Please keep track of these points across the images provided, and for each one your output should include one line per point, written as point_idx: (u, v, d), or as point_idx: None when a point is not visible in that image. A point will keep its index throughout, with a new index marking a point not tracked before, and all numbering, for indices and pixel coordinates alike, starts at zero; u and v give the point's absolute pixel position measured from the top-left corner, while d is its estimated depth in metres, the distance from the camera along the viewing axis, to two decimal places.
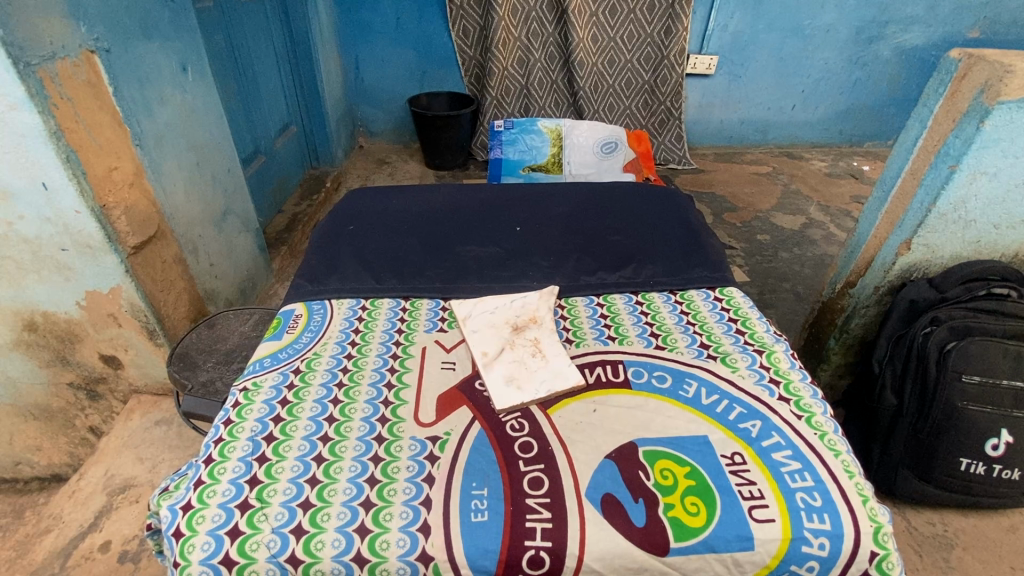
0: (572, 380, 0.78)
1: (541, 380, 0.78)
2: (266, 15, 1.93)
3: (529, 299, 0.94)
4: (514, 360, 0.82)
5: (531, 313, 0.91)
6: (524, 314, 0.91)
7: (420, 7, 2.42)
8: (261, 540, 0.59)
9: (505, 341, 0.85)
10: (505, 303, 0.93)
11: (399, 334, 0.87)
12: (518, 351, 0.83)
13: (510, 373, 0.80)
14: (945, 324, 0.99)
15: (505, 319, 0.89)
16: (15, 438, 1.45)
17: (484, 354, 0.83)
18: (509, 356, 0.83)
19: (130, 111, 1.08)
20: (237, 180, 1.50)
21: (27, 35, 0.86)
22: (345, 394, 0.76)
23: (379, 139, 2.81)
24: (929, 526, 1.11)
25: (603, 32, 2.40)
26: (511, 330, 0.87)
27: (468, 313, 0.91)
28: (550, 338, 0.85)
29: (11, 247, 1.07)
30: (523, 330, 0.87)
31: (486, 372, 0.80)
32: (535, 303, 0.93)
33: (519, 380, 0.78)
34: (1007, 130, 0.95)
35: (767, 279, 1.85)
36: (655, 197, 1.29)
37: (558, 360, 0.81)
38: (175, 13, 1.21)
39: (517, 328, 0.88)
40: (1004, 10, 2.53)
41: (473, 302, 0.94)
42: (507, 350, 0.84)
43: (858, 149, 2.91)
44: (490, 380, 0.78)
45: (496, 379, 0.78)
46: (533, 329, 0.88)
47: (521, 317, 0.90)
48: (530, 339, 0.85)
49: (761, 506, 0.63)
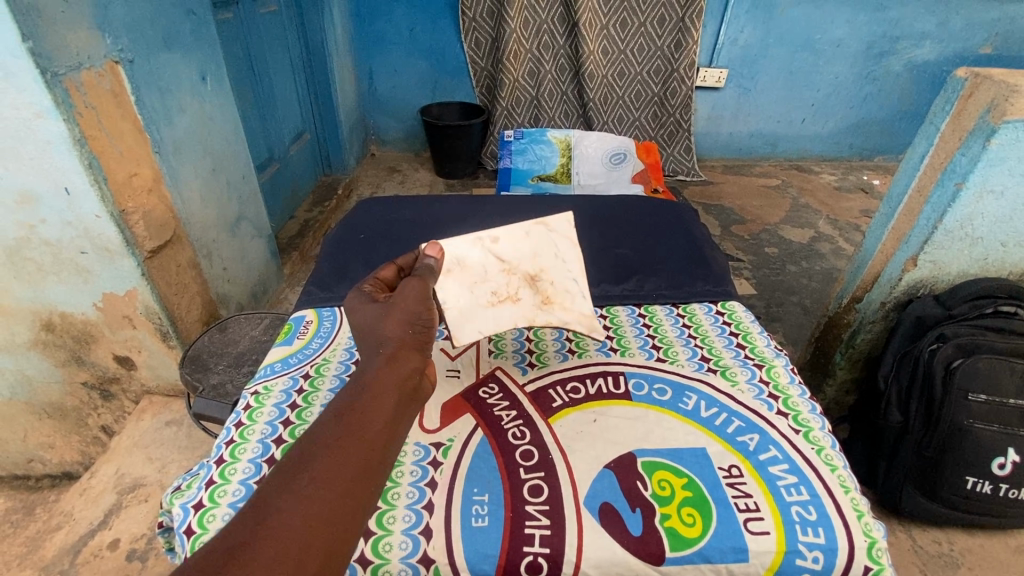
0: (442, 297, 0.77)
1: (446, 274, 0.79)
2: (282, 26, 1.98)
3: (576, 289, 0.87)
4: (478, 264, 0.82)
5: (556, 296, 0.84)
6: (563, 296, 0.85)
7: (433, 17, 2.46)
8: None
9: (513, 261, 0.84)
10: (567, 268, 0.88)
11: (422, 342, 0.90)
12: (497, 271, 0.83)
13: (465, 255, 0.81)
14: (952, 342, 0.98)
15: (544, 264, 0.86)
16: (29, 435, 1.49)
17: (499, 236, 0.84)
18: (491, 265, 0.82)
19: (151, 119, 1.12)
20: (252, 187, 1.54)
21: (54, 46, 0.89)
22: None
23: (390, 148, 2.85)
24: (935, 545, 1.10)
25: (614, 45, 2.43)
26: (523, 275, 0.84)
27: (551, 229, 0.89)
28: (502, 306, 0.81)
29: (33, 250, 1.10)
30: (534, 283, 0.84)
31: (465, 238, 0.83)
32: (578, 308, 0.85)
33: (449, 265, 0.79)
34: (1013, 150, 0.95)
35: (774, 291, 1.85)
36: (660, 209, 1.30)
37: (471, 302, 0.79)
38: (196, 25, 1.26)
39: (535, 276, 0.85)
40: (1015, 26, 2.54)
41: (565, 234, 0.90)
42: (498, 263, 0.83)
43: (868, 164, 2.92)
44: (456, 238, 0.82)
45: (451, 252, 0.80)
46: (524, 295, 0.83)
47: (552, 286, 0.85)
48: (507, 290, 0.82)
49: (757, 519, 0.63)
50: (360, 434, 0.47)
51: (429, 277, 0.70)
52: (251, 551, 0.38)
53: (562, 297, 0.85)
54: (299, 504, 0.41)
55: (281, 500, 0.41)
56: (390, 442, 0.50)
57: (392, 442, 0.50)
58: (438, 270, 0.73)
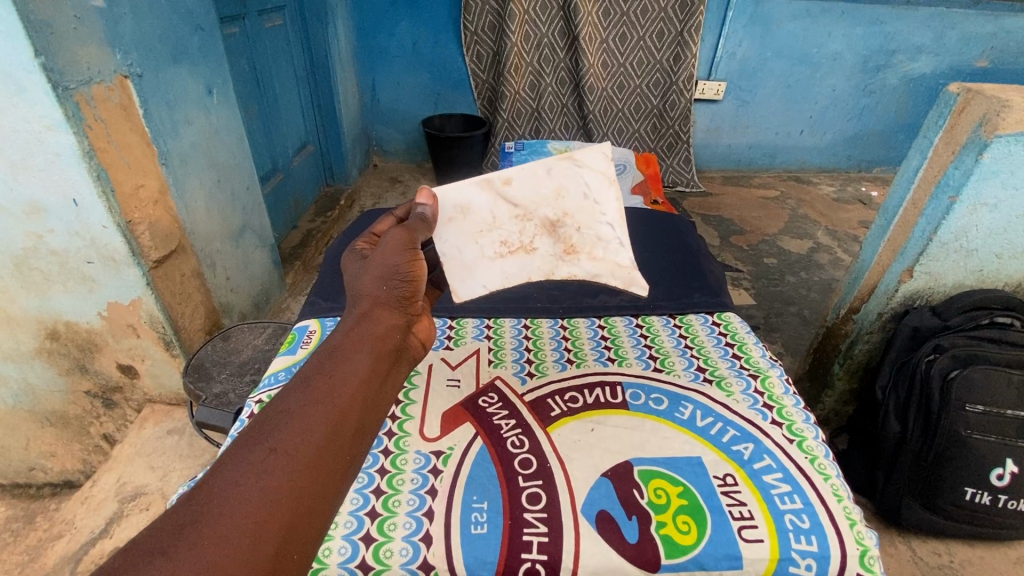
0: (444, 249, 0.80)
1: (447, 223, 0.80)
2: (287, 39, 2.01)
3: (610, 236, 0.86)
4: (486, 210, 0.82)
5: (580, 244, 0.85)
6: (585, 242, 0.85)
7: (436, 31, 2.51)
8: (333, 546, 0.62)
9: (528, 206, 0.83)
10: (596, 210, 0.84)
11: (445, 351, 0.91)
12: (508, 218, 0.83)
13: (470, 201, 0.81)
14: (948, 352, 1.00)
15: (568, 206, 0.84)
16: (31, 443, 1.49)
17: (510, 178, 0.82)
18: (501, 211, 0.82)
19: (158, 132, 1.14)
20: (256, 198, 1.56)
21: (66, 62, 0.92)
22: (402, 410, 0.79)
23: (393, 159, 2.88)
24: (935, 556, 1.10)
25: (613, 58, 2.47)
26: (541, 222, 0.83)
27: (578, 165, 0.84)
28: (515, 256, 0.83)
29: (40, 259, 1.12)
30: (554, 230, 0.84)
31: (472, 182, 0.82)
32: (609, 259, 0.86)
33: (451, 213, 0.80)
34: (1006, 163, 0.97)
35: (773, 302, 1.86)
36: (659, 220, 1.32)
37: (478, 254, 0.82)
38: (204, 40, 1.28)
39: (557, 221, 0.84)
40: (1010, 40, 2.58)
41: (597, 169, 0.84)
42: (509, 209, 0.82)
43: (866, 175, 2.94)
44: (462, 182, 0.81)
45: (453, 200, 0.81)
46: (539, 242, 0.84)
47: (576, 232, 0.84)
48: (521, 239, 0.83)
49: (751, 527, 0.64)
50: (326, 401, 0.48)
51: (420, 228, 0.73)
52: (206, 526, 0.39)
53: (588, 244, 0.85)
54: (258, 480, 0.42)
55: (240, 474, 0.42)
56: (363, 411, 0.50)
57: (362, 413, 0.50)
58: (432, 219, 0.77)
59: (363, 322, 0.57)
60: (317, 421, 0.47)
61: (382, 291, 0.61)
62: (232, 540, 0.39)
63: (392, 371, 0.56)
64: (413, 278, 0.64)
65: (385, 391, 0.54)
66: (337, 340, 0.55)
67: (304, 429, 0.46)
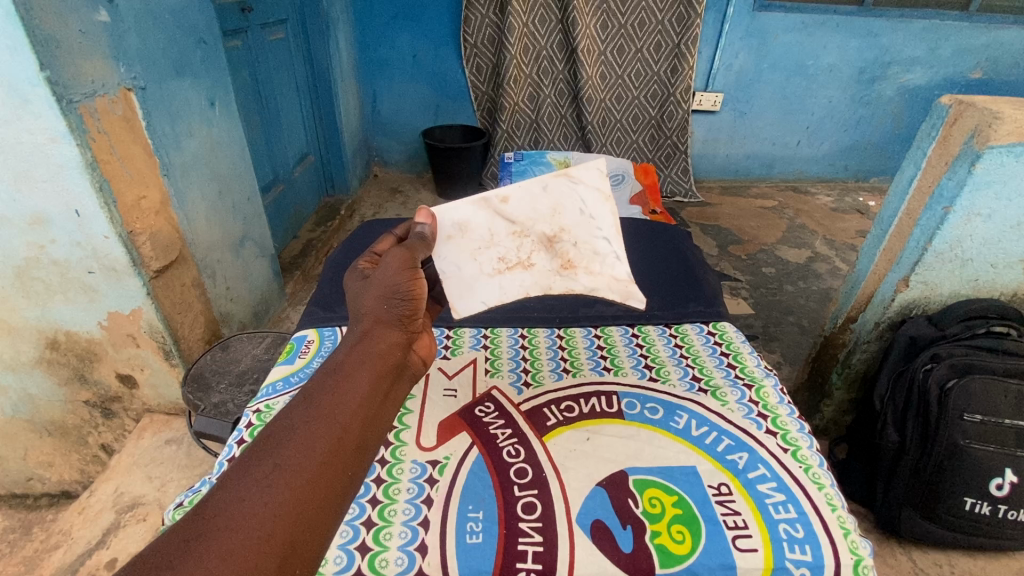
0: (443, 266, 0.80)
1: (447, 241, 0.80)
2: (289, 51, 2.04)
3: (607, 251, 0.86)
4: (484, 228, 0.83)
5: (577, 259, 0.85)
6: (583, 258, 0.85)
7: (436, 44, 2.54)
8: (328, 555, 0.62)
9: (525, 222, 0.84)
10: (592, 225, 0.85)
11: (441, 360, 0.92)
12: (504, 235, 0.84)
13: (468, 218, 0.82)
14: (945, 362, 1.00)
15: (564, 221, 0.84)
16: (29, 454, 1.49)
17: (507, 196, 0.83)
18: (498, 227, 0.83)
19: (160, 144, 1.15)
20: (257, 208, 1.58)
21: (71, 75, 0.93)
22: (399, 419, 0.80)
23: (393, 169, 2.90)
24: (936, 567, 1.10)
25: (611, 69, 2.50)
26: (537, 237, 0.84)
27: (575, 182, 0.86)
28: (513, 272, 0.84)
29: (41, 269, 1.13)
30: (552, 246, 0.84)
31: (469, 200, 0.83)
32: (606, 273, 0.86)
33: (450, 231, 0.81)
34: (998, 174, 0.98)
35: (772, 311, 1.86)
36: (655, 231, 1.33)
37: (476, 271, 0.82)
38: (206, 52, 1.30)
39: (554, 237, 0.84)
40: (1004, 51, 2.61)
41: (592, 185, 0.87)
42: (506, 225, 0.83)
43: (864, 185, 2.96)
44: (460, 200, 0.82)
45: (450, 218, 0.81)
46: (536, 258, 0.84)
47: (574, 247, 0.85)
48: (518, 255, 0.83)
49: (745, 536, 0.64)
50: (328, 418, 0.49)
51: (419, 247, 0.74)
52: (211, 540, 0.40)
53: (585, 259, 0.85)
54: (262, 495, 0.42)
55: (244, 490, 0.43)
56: (365, 428, 0.50)
57: (363, 429, 0.50)
58: (431, 238, 0.77)
59: (366, 340, 0.58)
60: (319, 437, 0.47)
61: (385, 309, 0.62)
62: (235, 556, 0.39)
63: (394, 389, 0.57)
64: (413, 297, 0.64)
65: (386, 409, 0.54)
66: (340, 357, 0.56)
67: (307, 444, 0.46)
